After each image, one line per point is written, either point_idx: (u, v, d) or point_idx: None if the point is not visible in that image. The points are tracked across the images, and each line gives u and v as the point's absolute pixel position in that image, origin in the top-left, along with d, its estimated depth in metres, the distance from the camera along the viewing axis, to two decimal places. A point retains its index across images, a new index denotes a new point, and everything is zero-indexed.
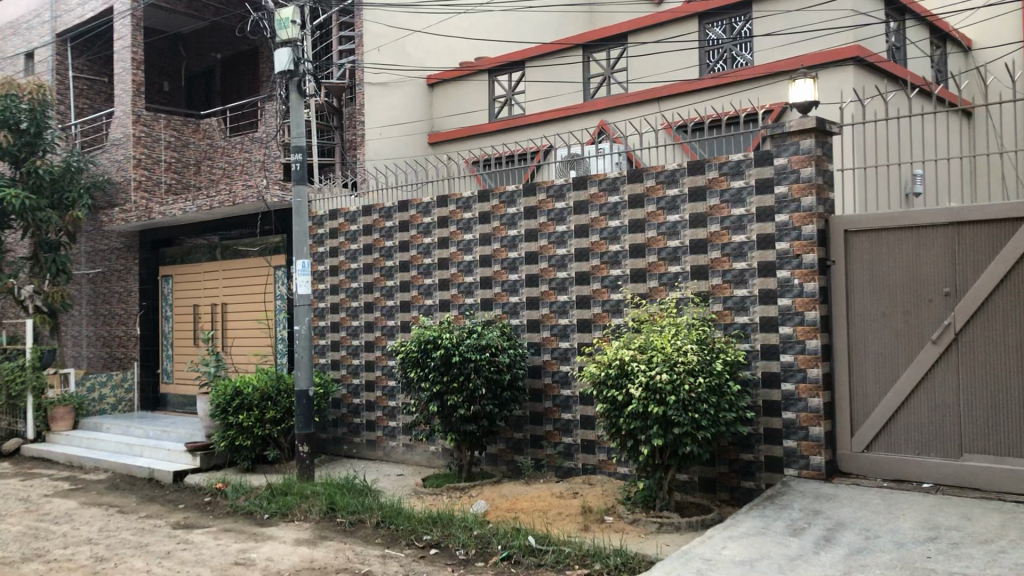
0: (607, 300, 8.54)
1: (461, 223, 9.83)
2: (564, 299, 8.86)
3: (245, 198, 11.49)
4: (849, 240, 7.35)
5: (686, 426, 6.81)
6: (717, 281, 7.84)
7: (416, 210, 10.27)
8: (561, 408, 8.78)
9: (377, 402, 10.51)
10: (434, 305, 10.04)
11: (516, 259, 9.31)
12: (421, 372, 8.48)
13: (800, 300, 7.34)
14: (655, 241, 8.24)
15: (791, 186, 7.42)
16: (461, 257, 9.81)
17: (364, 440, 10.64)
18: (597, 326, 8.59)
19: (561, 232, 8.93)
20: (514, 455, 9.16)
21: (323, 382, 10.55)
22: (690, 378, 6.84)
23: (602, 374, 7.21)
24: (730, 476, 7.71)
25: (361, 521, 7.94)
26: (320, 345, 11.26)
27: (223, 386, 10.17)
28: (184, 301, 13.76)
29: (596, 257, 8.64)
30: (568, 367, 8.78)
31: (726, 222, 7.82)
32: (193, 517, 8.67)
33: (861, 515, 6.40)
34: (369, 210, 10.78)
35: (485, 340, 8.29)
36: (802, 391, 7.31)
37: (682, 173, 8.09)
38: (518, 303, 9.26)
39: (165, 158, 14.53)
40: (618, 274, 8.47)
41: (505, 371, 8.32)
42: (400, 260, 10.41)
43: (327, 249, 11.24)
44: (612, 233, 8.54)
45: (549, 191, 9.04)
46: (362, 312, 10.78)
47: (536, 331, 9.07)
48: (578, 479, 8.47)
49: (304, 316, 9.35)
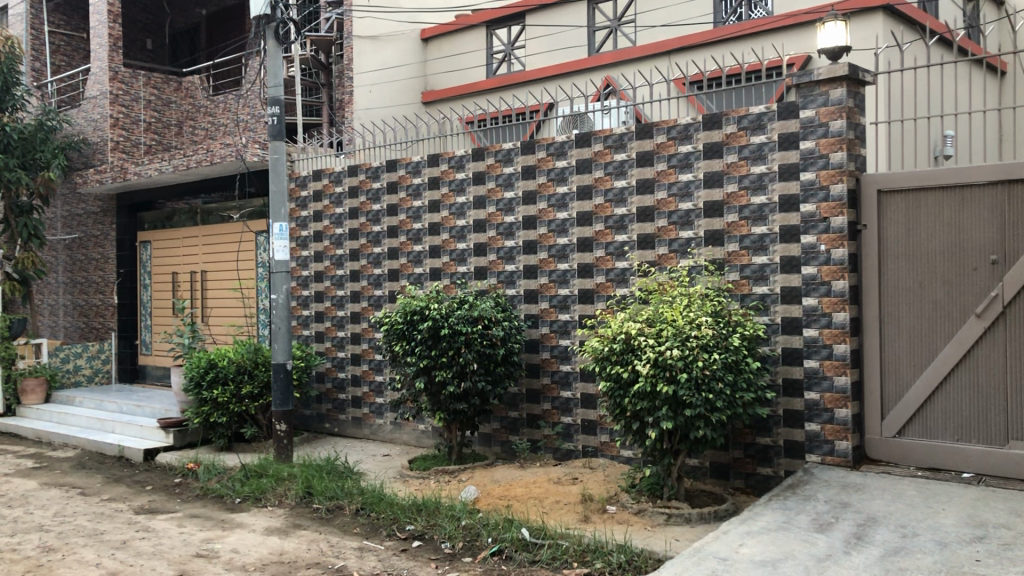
0: (612, 269, 7.79)
1: (453, 184, 9.06)
2: (565, 267, 8.12)
3: (224, 158, 10.71)
4: (883, 201, 6.59)
5: (699, 408, 6.07)
6: (734, 248, 7.09)
7: (405, 169, 9.50)
8: (560, 386, 8.07)
9: (363, 377, 9.80)
10: (424, 274, 9.31)
11: (513, 223, 8.55)
12: (406, 346, 7.74)
13: (826, 268, 6.60)
14: (665, 203, 7.47)
15: (818, 141, 6.66)
16: (454, 222, 9.05)
17: (350, 418, 9.94)
18: (601, 297, 7.85)
19: (562, 194, 8.17)
20: (509, 435, 8.46)
21: (304, 356, 9.83)
22: (705, 354, 6.09)
23: (606, 349, 6.46)
24: (745, 462, 7.02)
25: (339, 508, 7.24)
26: (303, 316, 10.54)
27: (197, 359, 9.46)
28: (162, 268, 13.00)
29: (599, 222, 7.88)
30: (569, 342, 8.05)
31: (746, 181, 7.05)
32: (159, 501, 7.98)
33: (895, 510, 5.69)
34: (355, 171, 10.01)
35: (476, 311, 7.55)
36: (828, 369, 6.59)
37: (697, 128, 7.32)
38: (514, 272, 8.51)
39: (144, 118, 13.74)
40: (624, 240, 7.71)
41: (498, 345, 7.58)
42: (388, 225, 9.66)
43: (311, 213, 10.49)
44: (619, 194, 7.77)
45: (549, 149, 8.26)
46: (348, 281, 10.05)
47: (533, 302, 8.33)
48: (578, 464, 7.77)
49: (282, 284, 8.62)
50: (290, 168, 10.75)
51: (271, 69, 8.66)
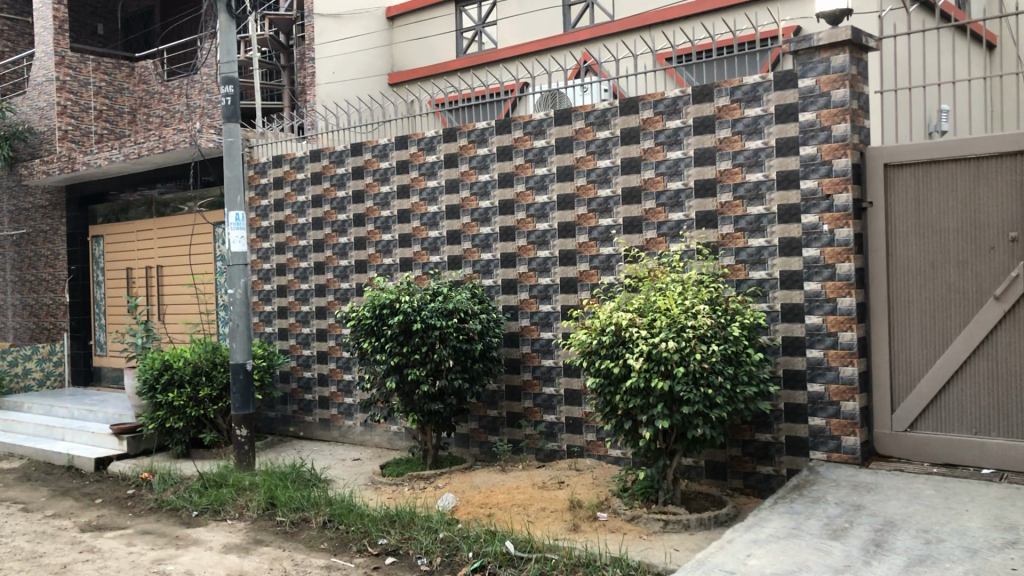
0: (597, 256, 7.23)
1: (424, 168, 8.45)
2: (546, 255, 7.55)
3: (177, 144, 10.03)
4: (890, 176, 6.10)
5: (698, 404, 5.54)
6: (728, 229, 6.56)
7: (372, 153, 8.88)
8: (543, 382, 7.52)
9: (330, 376, 9.20)
10: (394, 265, 8.71)
11: (488, 208, 7.96)
12: (375, 342, 7.12)
13: (830, 250, 6.10)
14: (654, 183, 6.92)
15: (819, 112, 6.14)
16: (425, 209, 8.45)
17: (318, 419, 9.34)
18: (585, 286, 7.30)
19: (541, 175, 7.59)
20: (488, 436, 7.90)
21: (267, 355, 9.19)
22: (703, 346, 5.56)
23: (594, 342, 5.90)
24: (744, 461, 6.51)
25: (305, 521, 6.64)
26: (266, 311, 9.92)
27: (151, 359, 8.81)
28: (116, 264, 12.25)
29: (582, 205, 7.32)
30: (551, 335, 7.49)
31: (740, 157, 6.52)
32: (109, 516, 7.33)
33: (914, 512, 5.20)
34: (318, 156, 9.38)
35: (451, 303, 6.96)
36: (833, 360, 6.09)
37: (686, 101, 6.77)
38: (491, 260, 7.94)
39: (94, 105, 12.97)
40: (610, 224, 7.15)
41: (476, 340, 7.00)
42: (354, 213, 9.04)
43: (271, 203, 9.86)
44: (603, 174, 7.21)
45: (526, 128, 7.68)
46: (313, 274, 9.43)
47: (512, 293, 7.77)
48: (564, 466, 7.23)
49: (240, 277, 7.99)
50: (249, 154, 10.11)
51: (224, 45, 8.01)
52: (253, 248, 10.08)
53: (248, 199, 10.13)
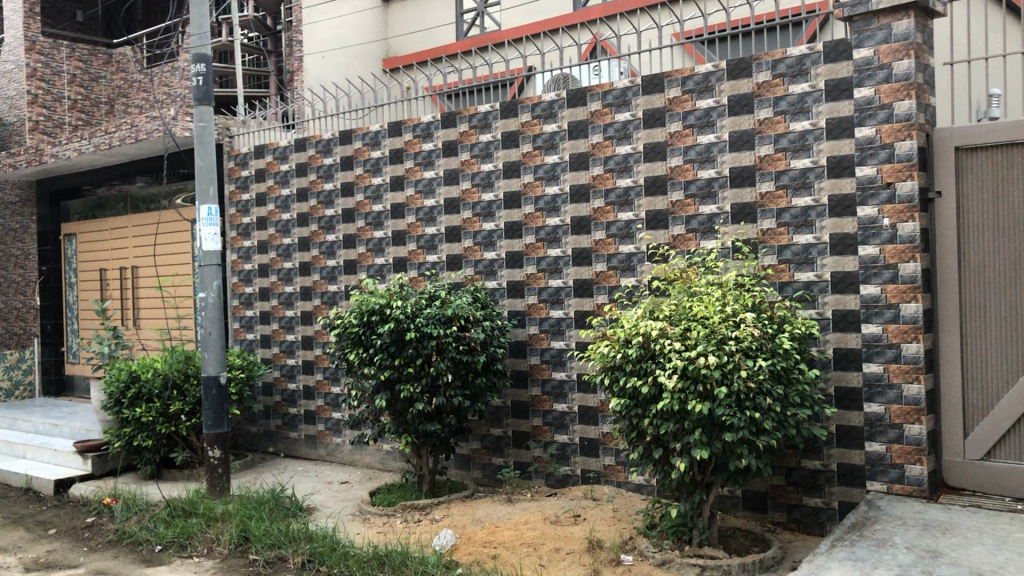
0: (616, 255, 6.35)
1: (420, 157, 7.58)
2: (557, 254, 6.69)
3: (150, 133, 9.18)
4: (962, 161, 5.23)
5: (742, 431, 4.67)
6: (769, 224, 5.69)
7: (362, 141, 8.01)
8: (554, 397, 6.66)
9: (317, 388, 8.35)
10: (387, 265, 7.83)
11: (492, 201, 7.09)
12: (363, 354, 6.22)
13: (891, 248, 5.24)
14: (682, 171, 6.05)
15: (878, 87, 5.27)
16: (421, 202, 7.57)
17: (304, 436, 8.50)
18: (602, 290, 6.43)
19: (551, 164, 6.71)
20: (492, 457, 7.03)
21: (246, 365, 8.32)
22: (748, 362, 4.69)
23: (618, 356, 5.01)
24: (788, 491, 5.64)
25: (282, 561, 5.75)
26: (247, 317, 9.07)
27: (117, 371, 7.94)
28: (90, 264, 11.36)
29: (599, 197, 6.45)
30: (564, 344, 6.63)
31: (784, 141, 5.65)
32: (60, 551, 6.44)
33: (1005, 561, 4.33)
34: (303, 145, 8.52)
35: (449, 309, 6.08)
36: (895, 376, 5.23)
37: (720, 77, 5.90)
38: (495, 260, 7.06)
39: (68, 94, 12.13)
40: (631, 219, 6.29)
41: (478, 351, 6.13)
42: (342, 208, 8.18)
43: (253, 197, 9.00)
44: (623, 161, 6.33)
45: (535, 110, 6.79)
46: (298, 276, 8.56)
47: (518, 297, 6.90)
48: (578, 493, 6.37)
49: (213, 279, 7.14)
50: (229, 145, 9.27)
51: (195, 18, 7.12)
52: (233, 247, 9.22)
53: (228, 193, 9.27)
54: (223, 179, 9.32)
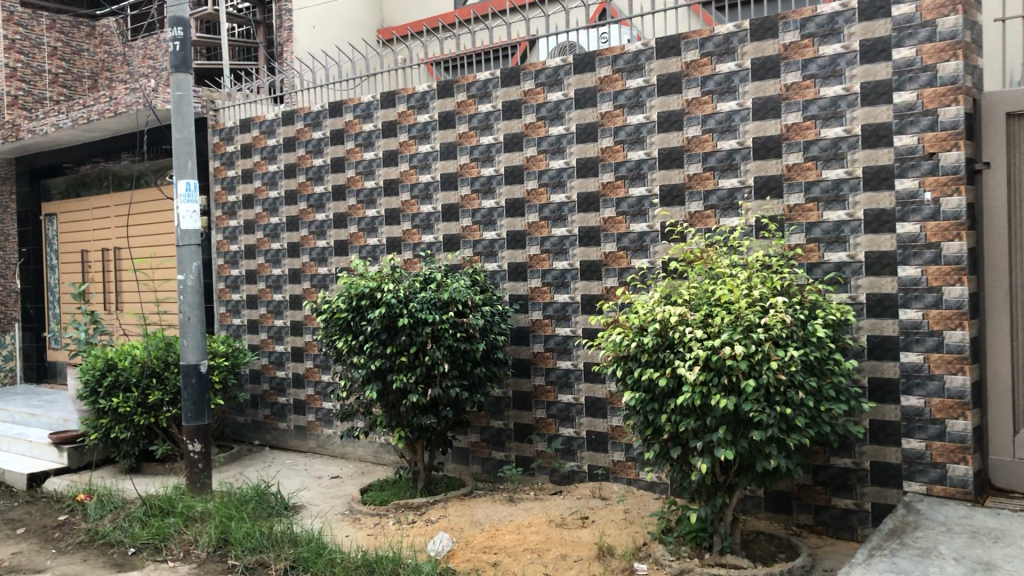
0: (626, 234, 5.86)
1: (415, 129, 7.05)
2: (562, 233, 6.18)
3: (129, 106, 8.64)
4: (1013, 129, 4.77)
5: (772, 429, 4.19)
6: (797, 200, 5.19)
7: (353, 113, 7.49)
8: (559, 388, 6.18)
9: (306, 377, 7.88)
10: (380, 246, 7.33)
11: (492, 176, 6.57)
12: (351, 342, 5.71)
13: (933, 225, 4.73)
14: (700, 142, 5.54)
15: (920, 47, 4.75)
16: (416, 178, 7.06)
17: (293, 427, 8.03)
18: (611, 272, 5.94)
19: (556, 136, 6.20)
20: (492, 452, 6.56)
21: (230, 352, 7.83)
22: (779, 352, 4.20)
23: (632, 346, 4.51)
24: (815, 491, 5.16)
25: (263, 566, 5.28)
26: (233, 301, 8.58)
27: (93, 359, 7.46)
28: (71, 246, 10.86)
29: (608, 171, 5.94)
30: (569, 331, 6.14)
31: (814, 108, 5.13)
32: (26, 553, 5.96)
33: None
34: (291, 118, 7.99)
35: (446, 293, 5.58)
36: (936, 366, 4.74)
37: (742, 38, 5.38)
38: (495, 240, 6.56)
39: (49, 68, 11.56)
40: (643, 194, 5.78)
41: (477, 338, 5.64)
42: (333, 185, 7.66)
43: (239, 174, 8.49)
44: (635, 132, 5.82)
45: (539, 77, 6.26)
46: (286, 257, 8.07)
47: (520, 280, 6.41)
48: (585, 492, 5.92)
49: (192, 260, 6.56)
50: (214, 119, 8.75)
51: None
52: (219, 227, 8.71)
53: (213, 170, 8.76)
54: (208, 155, 8.80)
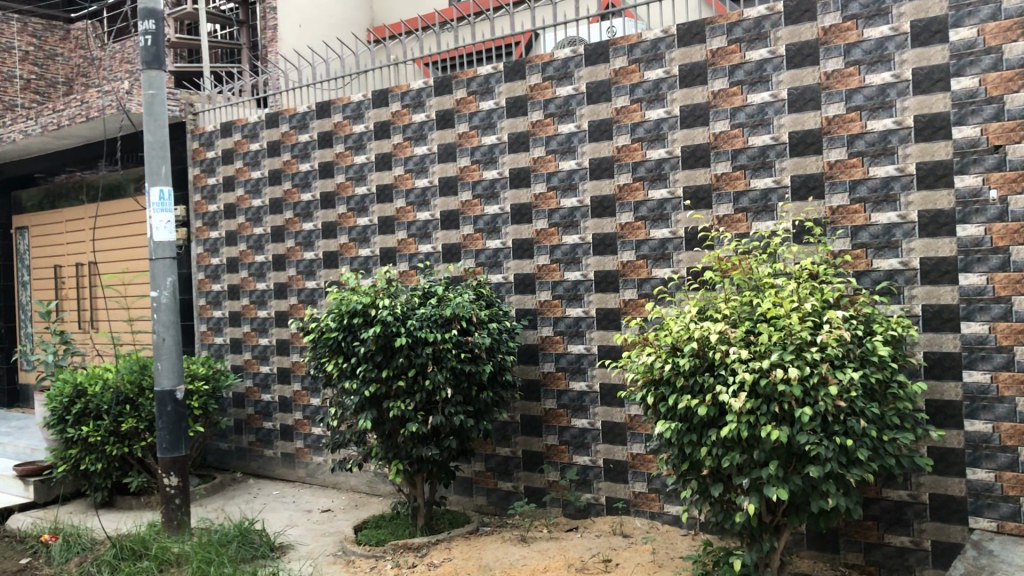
0: (646, 242, 5.29)
1: (410, 130, 6.48)
2: (574, 241, 5.62)
3: (102, 110, 8.03)
4: None
5: (830, 463, 3.62)
6: (840, 201, 4.64)
7: (343, 114, 6.91)
8: (573, 412, 5.62)
9: (294, 400, 7.29)
10: (373, 257, 6.75)
11: (495, 180, 6.00)
12: (343, 364, 5.12)
13: (1001, 227, 4.18)
14: (729, 138, 4.98)
15: (982, 26, 4.21)
16: (412, 183, 6.49)
17: (280, 454, 7.43)
18: (629, 284, 5.37)
19: (566, 134, 5.63)
20: (499, 482, 5.98)
21: (211, 375, 7.22)
22: (837, 375, 3.63)
23: (666, 368, 3.93)
24: (866, 527, 4.58)
25: None
26: (215, 318, 7.98)
27: (61, 384, 6.82)
28: (44, 261, 10.24)
29: (625, 172, 5.38)
30: (583, 349, 5.58)
31: (859, 97, 4.58)
32: None
33: None
34: (275, 121, 7.41)
35: (448, 309, 5.01)
36: (1005, 387, 4.18)
37: (775, 21, 4.83)
38: (499, 250, 5.99)
39: (20, 73, 10.88)
40: (665, 197, 5.22)
41: (483, 359, 5.06)
42: (321, 191, 7.09)
43: (220, 181, 7.90)
44: (654, 128, 5.26)
45: (547, 70, 5.70)
46: (271, 271, 7.48)
47: (528, 293, 5.83)
48: (604, 528, 5.34)
49: (165, 275, 5.96)
50: (193, 123, 8.17)
51: None
52: (199, 239, 8.12)
53: (192, 177, 8.16)
54: (186, 162, 8.21)
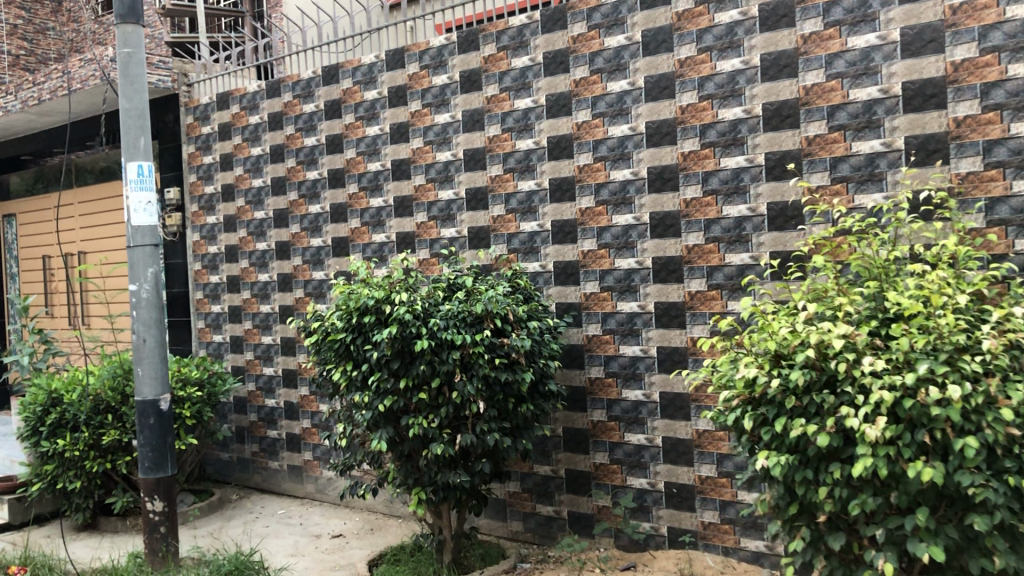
0: (718, 221, 4.37)
1: (431, 95, 5.56)
2: (627, 222, 4.70)
3: (85, 81, 7.16)
4: None
5: (1001, 513, 2.68)
6: (971, 165, 3.69)
7: (352, 78, 6.01)
8: (627, 425, 4.73)
9: (301, 407, 6.42)
10: (388, 243, 5.86)
11: (532, 150, 5.08)
12: (353, 371, 4.22)
13: None
14: (825, 92, 4.05)
15: None
16: (433, 156, 5.58)
17: (286, 467, 6.58)
18: (696, 272, 4.45)
19: (618, 94, 4.71)
20: (538, 505, 5.09)
21: (206, 380, 6.36)
22: (1009, 394, 2.69)
23: (771, 384, 3.01)
24: None
25: None
26: (214, 313, 7.11)
27: (34, 390, 5.96)
28: (32, 251, 9.43)
29: (691, 137, 4.45)
30: (640, 350, 4.67)
31: (997, 35, 3.61)
32: None
33: None
34: (277, 89, 6.52)
35: (479, 304, 4.10)
36: None
37: None
38: (536, 233, 5.07)
39: (8, 48, 10.03)
40: (741, 165, 4.29)
41: (522, 365, 4.15)
42: (328, 169, 6.20)
43: (217, 159, 7.03)
44: (728, 83, 4.32)
45: (593, 18, 4.78)
46: (274, 259, 6.61)
47: (572, 284, 4.93)
48: (669, 566, 4.44)
49: (146, 266, 5.07)
50: (187, 95, 7.29)
51: None
52: (195, 225, 7.25)
53: (187, 156, 7.29)
54: (180, 139, 7.34)
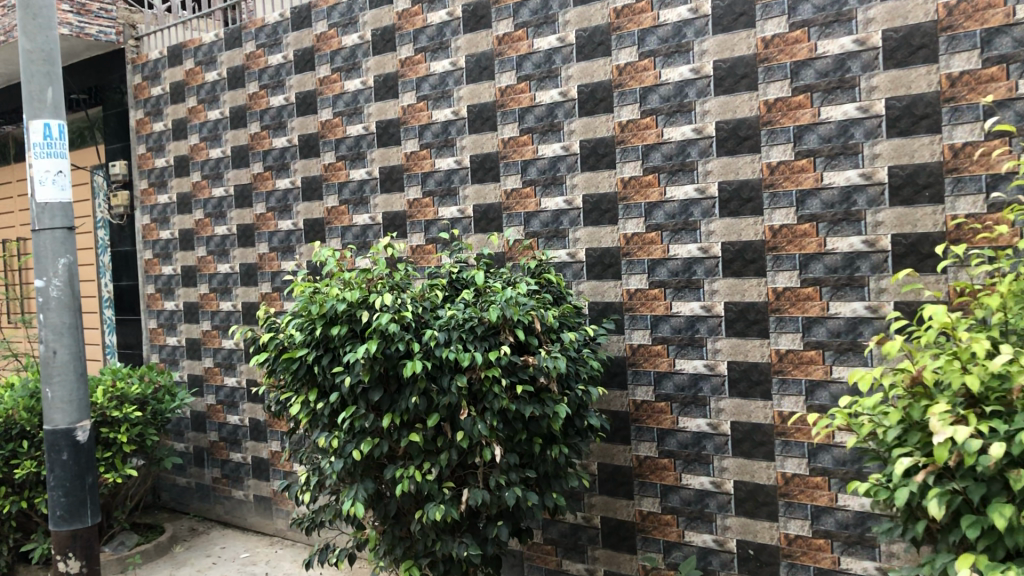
0: (816, 193, 3.22)
1: (425, 37, 4.38)
2: (686, 196, 3.55)
3: (9, 33, 5.94)
4: None
5: None
6: None
7: (327, 20, 4.83)
8: (686, 464, 3.58)
9: (269, 426, 5.26)
10: (373, 225, 4.69)
11: (556, 103, 3.91)
12: (320, 399, 3.08)
13: None
14: (978, 11, 2.85)
15: None
16: (429, 116, 4.40)
17: (251, 496, 5.43)
18: (784, 262, 3.30)
19: (675, 25, 3.54)
20: (566, 562, 3.97)
21: (151, 396, 5.19)
22: None
23: (979, 451, 1.87)
24: None
25: None
26: (167, 311, 5.94)
27: None
28: None
29: (777, 80, 3.29)
30: (704, 366, 3.52)
31: None
32: None
33: None
34: (237, 39, 5.34)
35: (494, 310, 2.93)
36: None
37: None
38: (563, 211, 3.92)
39: None
40: (851, 117, 3.12)
41: (553, 394, 2.99)
42: (299, 135, 5.03)
43: (168, 126, 5.84)
44: (832, 3, 3.13)
45: None
46: (235, 246, 5.44)
47: (611, 278, 3.78)
48: None
49: (56, 255, 3.67)
50: (135, 50, 6.09)
51: None
52: (145, 206, 6.07)
53: (135, 124, 6.10)
54: (127, 103, 6.15)
